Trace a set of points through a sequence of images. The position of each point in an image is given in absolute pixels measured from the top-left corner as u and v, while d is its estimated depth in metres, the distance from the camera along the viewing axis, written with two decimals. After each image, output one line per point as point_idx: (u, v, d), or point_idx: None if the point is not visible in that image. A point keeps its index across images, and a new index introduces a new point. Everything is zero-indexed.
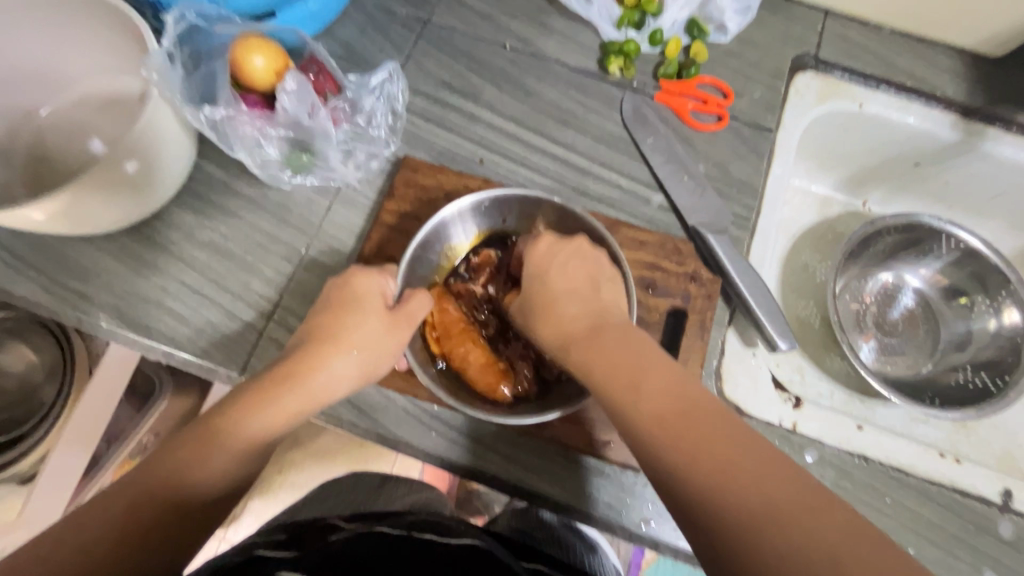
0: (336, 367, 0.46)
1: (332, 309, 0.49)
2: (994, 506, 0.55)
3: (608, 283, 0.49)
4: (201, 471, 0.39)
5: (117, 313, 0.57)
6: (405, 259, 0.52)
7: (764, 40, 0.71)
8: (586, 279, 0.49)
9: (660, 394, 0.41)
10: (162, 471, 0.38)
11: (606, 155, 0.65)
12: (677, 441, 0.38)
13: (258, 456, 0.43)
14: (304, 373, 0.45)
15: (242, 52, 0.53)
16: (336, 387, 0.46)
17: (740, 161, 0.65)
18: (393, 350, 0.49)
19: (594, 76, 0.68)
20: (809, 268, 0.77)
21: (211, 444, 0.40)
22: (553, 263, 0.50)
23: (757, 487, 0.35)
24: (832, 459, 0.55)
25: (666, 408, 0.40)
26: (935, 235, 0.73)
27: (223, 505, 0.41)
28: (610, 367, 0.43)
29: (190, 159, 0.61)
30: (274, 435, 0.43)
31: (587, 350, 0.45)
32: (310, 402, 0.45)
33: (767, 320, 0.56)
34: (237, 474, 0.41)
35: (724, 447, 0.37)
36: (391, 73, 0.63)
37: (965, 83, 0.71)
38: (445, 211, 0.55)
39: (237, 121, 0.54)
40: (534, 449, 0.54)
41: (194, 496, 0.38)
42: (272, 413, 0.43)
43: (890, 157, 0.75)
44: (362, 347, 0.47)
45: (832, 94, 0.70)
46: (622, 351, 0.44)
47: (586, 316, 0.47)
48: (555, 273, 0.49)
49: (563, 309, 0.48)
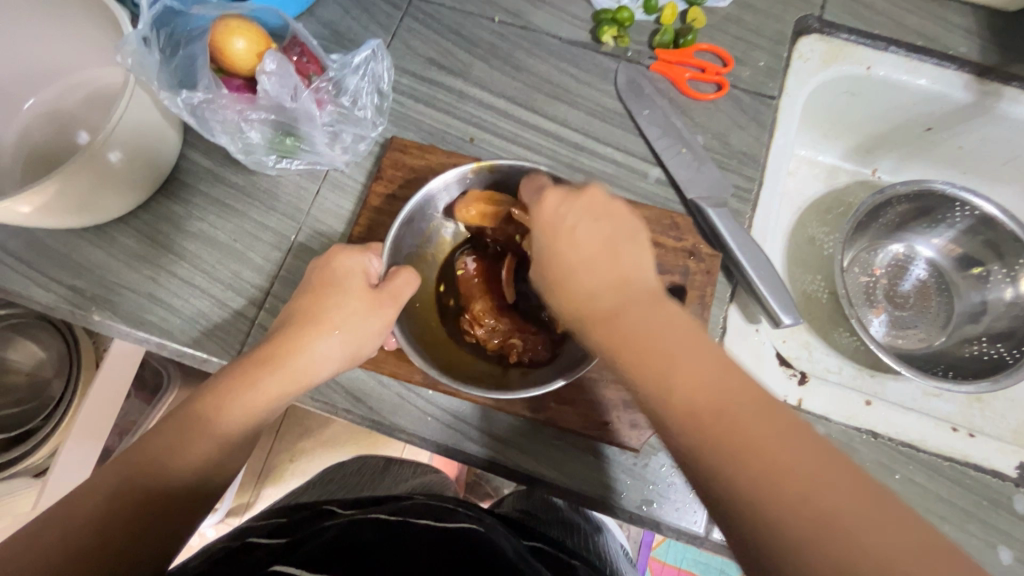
0: (318, 348, 0.45)
1: (314, 291, 0.47)
2: (1010, 480, 0.53)
3: (629, 246, 0.41)
4: (182, 458, 0.38)
5: (110, 307, 0.57)
6: (390, 237, 0.51)
7: (764, 3, 0.68)
8: (602, 247, 0.40)
9: (692, 386, 0.34)
10: (141, 458, 0.37)
11: (601, 130, 0.63)
12: (715, 439, 0.32)
13: (241, 441, 0.42)
14: (285, 356, 0.44)
15: (222, 34, 0.51)
16: (320, 367, 0.45)
17: (741, 131, 0.63)
18: (379, 330, 0.48)
19: (587, 47, 0.66)
20: (816, 241, 0.75)
21: (193, 429, 0.39)
22: (565, 230, 0.42)
23: (810, 490, 0.30)
24: (837, 436, 0.54)
25: (699, 391, 0.34)
26: (948, 202, 0.70)
27: (208, 494, 0.40)
28: (638, 350, 0.36)
29: (176, 148, 0.59)
30: (259, 418, 0.42)
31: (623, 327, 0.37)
32: (293, 385, 0.44)
33: (770, 293, 0.54)
34: (218, 459, 0.40)
35: (767, 445, 0.32)
36: (376, 50, 0.59)
37: (979, 40, 0.67)
38: (430, 186, 0.54)
39: (218, 105, 0.52)
40: (532, 433, 0.53)
41: (173, 483, 0.37)
42: (255, 395, 0.42)
43: (900, 122, 0.72)
44: (344, 328, 0.46)
45: (838, 57, 0.66)
46: (645, 329, 0.37)
47: (611, 286, 0.39)
48: (578, 236, 0.41)
49: (583, 287, 0.40)
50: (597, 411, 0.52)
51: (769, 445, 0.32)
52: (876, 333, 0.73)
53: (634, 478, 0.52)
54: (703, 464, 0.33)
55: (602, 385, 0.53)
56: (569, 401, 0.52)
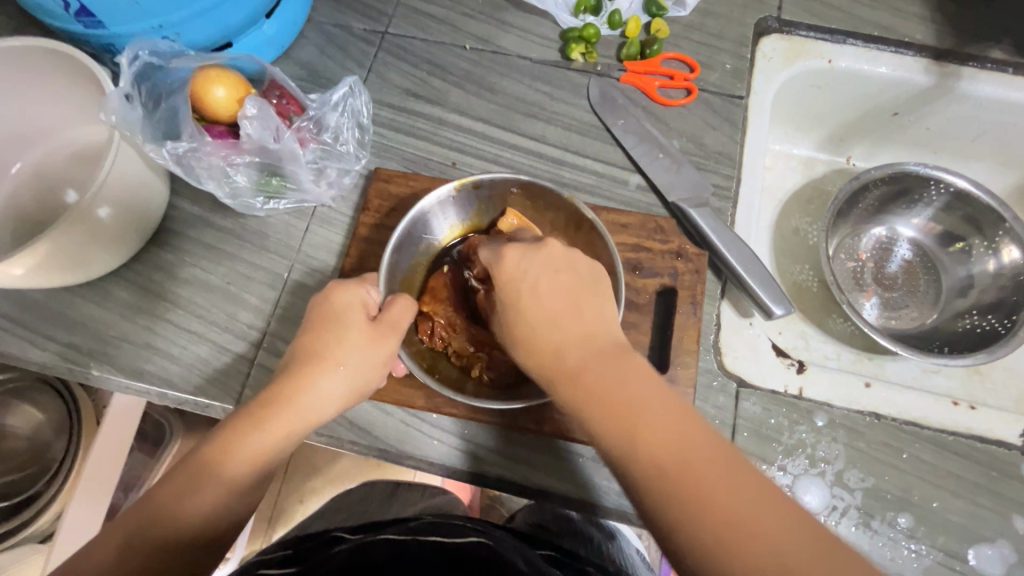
0: (323, 386, 0.45)
1: (316, 327, 0.48)
2: (1016, 449, 0.54)
3: (590, 297, 0.43)
4: (190, 509, 0.38)
5: (108, 360, 0.57)
6: (382, 265, 0.52)
7: (723, 9, 0.70)
8: (566, 298, 0.42)
9: (660, 447, 0.35)
10: (148, 510, 0.37)
11: (578, 143, 0.64)
12: (685, 503, 0.34)
13: (251, 486, 0.41)
14: (291, 396, 0.44)
15: (202, 85, 0.53)
16: (326, 405, 0.45)
17: (715, 132, 0.64)
18: (382, 362, 0.48)
19: (558, 66, 0.68)
20: (801, 231, 0.76)
21: (199, 479, 0.39)
22: (525, 287, 0.43)
23: (775, 548, 0.32)
24: (841, 422, 0.54)
25: (668, 449, 0.35)
26: (923, 182, 0.72)
27: (218, 543, 0.39)
28: (601, 405, 0.37)
29: (164, 199, 0.60)
30: (266, 462, 0.42)
31: (580, 388, 0.38)
32: (299, 424, 0.44)
33: (759, 285, 0.55)
34: (227, 507, 0.40)
35: (734, 502, 0.33)
36: (353, 86, 0.61)
37: (933, 25, 0.69)
38: (416, 209, 0.55)
39: (203, 153, 0.53)
40: (539, 447, 0.53)
41: (182, 534, 0.37)
42: (261, 439, 0.42)
43: (867, 110, 0.74)
44: (348, 363, 0.46)
45: (799, 54, 0.69)
46: (611, 383, 0.38)
47: (573, 344, 0.40)
48: (525, 294, 0.43)
49: (546, 339, 0.41)
50: None
51: (732, 500, 0.33)
52: (868, 316, 0.74)
53: None
54: (663, 510, 0.34)
55: None
56: None
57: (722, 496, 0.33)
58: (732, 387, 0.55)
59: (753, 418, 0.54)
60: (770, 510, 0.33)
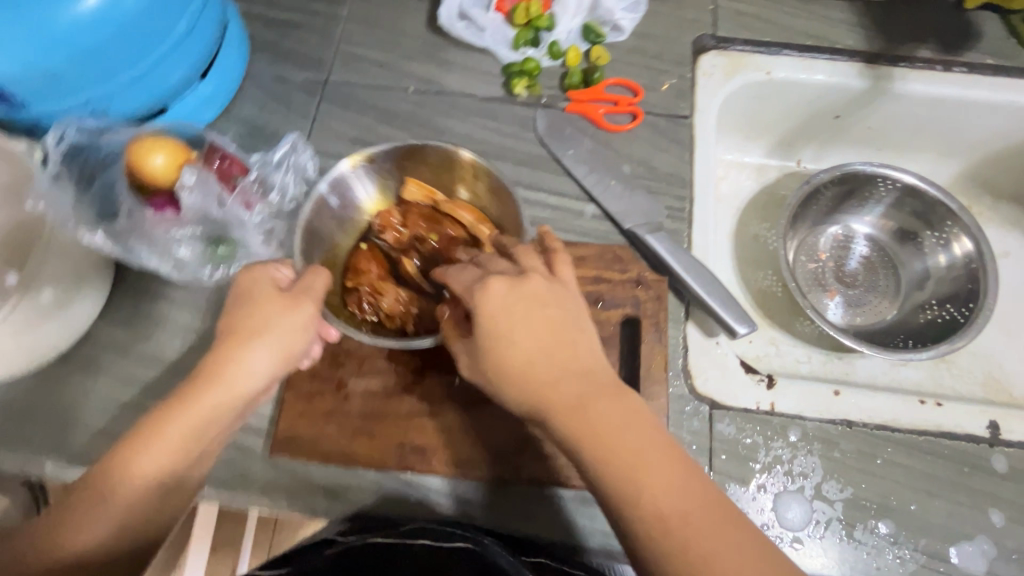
0: (247, 360, 0.44)
1: (235, 302, 0.46)
2: (984, 441, 0.54)
3: (582, 334, 0.43)
4: (124, 487, 0.40)
5: (61, 450, 0.54)
6: (297, 243, 0.53)
7: (660, 29, 0.71)
8: (558, 333, 0.42)
9: (660, 495, 0.37)
10: (86, 491, 0.40)
11: (530, 177, 0.64)
12: (682, 552, 0.36)
13: (187, 460, 0.43)
14: (215, 374, 0.43)
15: (136, 158, 0.51)
16: (253, 379, 0.44)
17: (664, 153, 0.65)
18: (306, 327, 0.46)
19: (503, 101, 0.68)
20: (760, 238, 0.78)
21: (130, 459, 0.41)
22: (515, 322, 0.41)
23: None
24: (815, 434, 0.54)
25: (664, 497, 0.37)
26: (872, 180, 0.73)
27: (165, 515, 0.43)
28: (597, 443, 0.38)
29: (107, 275, 0.58)
30: (200, 440, 0.43)
31: (575, 425, 0.39)
32: (228, 399, 0.44)
33: (720, 307, 0.55)
34: (164, 482, 0.42)
35: (722, 550, 0.36)
36: (294, 144, 0.63)
37: (862, 30, 0.70)
38: (330, 179, 0.57)
39: (145, 228, 0.54)
40: (517, 494, 0.52)
41: (120, 508, 0.40)
42: (184, 416, 0.42)
43: (810, 115, 0.75)
44: (270, 334, 0.45)
45: (738, 68, 0.70)
46: (610, 425, 0.39)
47: (570, 380, 0.40)
48: (520, 332, 0.41)
49: (543, 375, 0.40)
50: None
51: (719, 552, 0.36)
52: (832, 315, 0.75)
53: None
54: (653, 555, 0.36)
55: None
56: (548, 455, 0.51)
57: (715, 546, 0.36)
58: (705, 410, 0.54)
59: (728, 440, 0.54)
60: (750, 557, 0.36)
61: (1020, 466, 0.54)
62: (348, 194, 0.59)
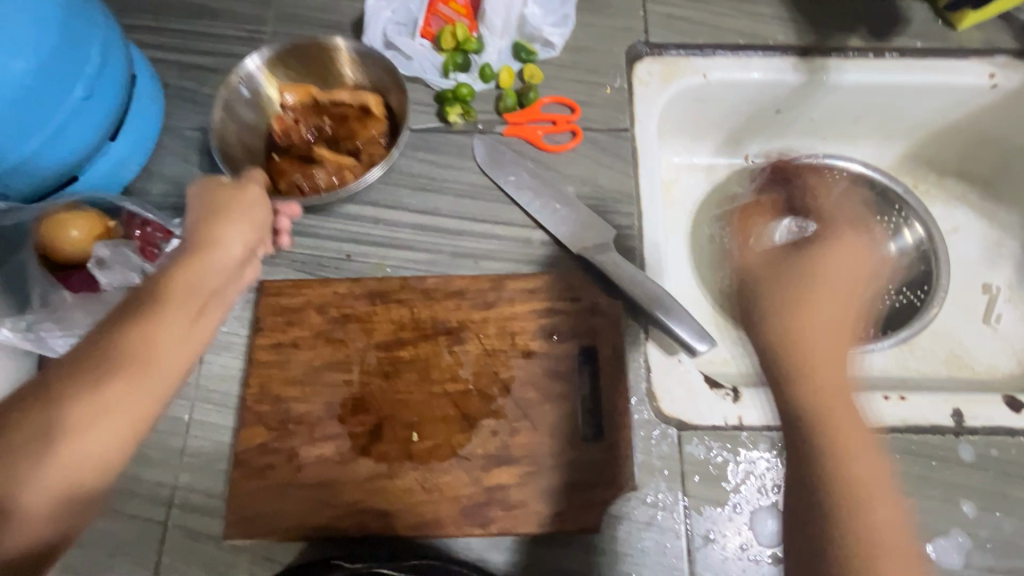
0: (226, 231, 0.46)
1: (201, 206, 0.48)
2: (950, 433, 0.55)
3: (840, 307, 0.50)
4: (132, 344, 0.37)
5: None
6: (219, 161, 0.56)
7: (592, 41, 0.69)
8: (838, 303, 0.50)
9: (860, 473, 0.41)
10: (84, 361, 0.36)
11: (474, 209, 0.62)
12: (871, 516, 0.40)
13: (198, 318, 0.41)
14: (197, 245, 0.45)
15: (46, 241, 0.50)
16: (232, 241, 0.46)
17: (607, 170, 0.63)
18: (260, 203, 0.50)
19: (438, 130, 0.65)
20: (716, 239, 0.76)
21: (134, 322, 0.39)
22: (806, 283, 0.51)
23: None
24: (784, 444, 0.54)
25: (869, 469, 0.42)
26: (819, 170, 0.73)
27: (176, 379, 0.39)
28: (820, 399, 0.44)
29: (28, 365, 0.54)
30: (204, 290, 0.42)
31: (828, 373, 0.46)
32: (220, 263, 0.45)
33: (676, 325, 0.54)
34: (180, 339, 0.39)
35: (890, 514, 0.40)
36: None
37: (793, 24, 0.70)
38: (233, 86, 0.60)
39: (64, 314, 0.51)
40: (487, 545, 0.50)
41: (139, 366, 0.37)
42: (184, 275, 0.42)
43: (752, 112, 0.75)
44: (242, 215, 0.48)
45: (675, 73, 0.69)
46: (835, 385, 0.45)
47: (834, 331, 0.48)
48: (821, 298, 0.50)
49: (824, 322, 0.48)
50: (548, 503, 0.49)
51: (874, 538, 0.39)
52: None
53: (603, 555, 0.50)
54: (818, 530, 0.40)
55: (548, 473, 0.50)
56: (517, 503, 0.49)
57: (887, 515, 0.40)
58: (672, 434, 0.53)
59: (699, 462, 0.53)
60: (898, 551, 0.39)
61: (988, 454, 0.54)
62: (250, 82, 0.61)
